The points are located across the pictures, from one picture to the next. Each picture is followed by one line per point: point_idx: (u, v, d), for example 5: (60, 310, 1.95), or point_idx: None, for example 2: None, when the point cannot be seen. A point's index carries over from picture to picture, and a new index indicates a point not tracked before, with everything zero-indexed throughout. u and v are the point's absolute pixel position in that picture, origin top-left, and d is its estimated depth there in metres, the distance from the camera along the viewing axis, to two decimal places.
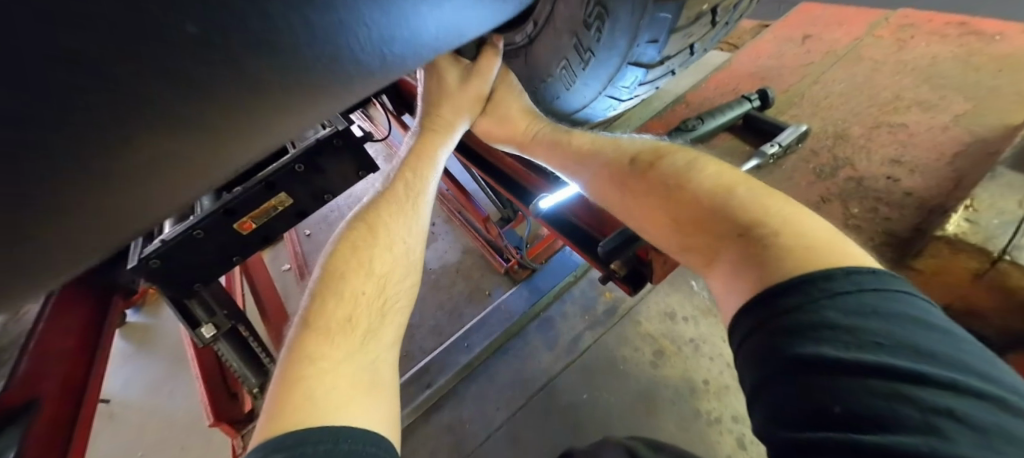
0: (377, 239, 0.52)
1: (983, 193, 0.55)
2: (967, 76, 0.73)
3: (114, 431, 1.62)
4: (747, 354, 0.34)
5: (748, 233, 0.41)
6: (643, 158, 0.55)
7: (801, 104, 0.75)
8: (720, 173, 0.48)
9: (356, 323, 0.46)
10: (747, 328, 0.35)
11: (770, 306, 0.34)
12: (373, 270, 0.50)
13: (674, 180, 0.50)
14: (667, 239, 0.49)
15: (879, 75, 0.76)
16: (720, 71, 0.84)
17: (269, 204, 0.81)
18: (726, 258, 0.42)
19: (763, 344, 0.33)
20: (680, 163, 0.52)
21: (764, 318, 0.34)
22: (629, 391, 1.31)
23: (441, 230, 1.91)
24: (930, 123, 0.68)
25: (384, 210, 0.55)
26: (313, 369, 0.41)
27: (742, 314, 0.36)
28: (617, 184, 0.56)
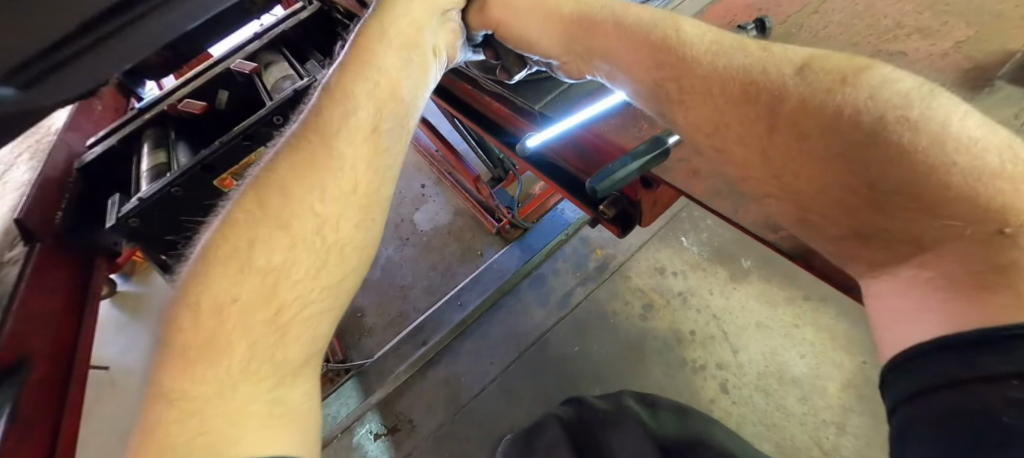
0: (265, 211, 0.42)
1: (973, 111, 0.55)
2: (971, 2, 0.68)
3: (118, 396, 1.65)
4: (938, 411, 0.26)
5: (1017, 231, 0.30)
6: (834, 75, 0.40)
7: (799, 35, 0.71)
8: (973, 130, 0.35)
9: (231, 347, 0.37)
10: (942, 377, 0.27)
11: (1012, 358, 0.24)
12: (254, 265, 0.40)
13: (894, 112, 0.36)
14: (798, 195, 0.41)
15: (881, 2, 0.71)
16: (716, 4, 0.80)
17: (250, 158, 0.80)
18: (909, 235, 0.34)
19: (939, 398, 0.26)
20: (862, 85, 0.39)
21: (951, 369, 0.27)
22: (618, 343, 1.35)
23: (432, 191, 1.87)
24: (929, 51, 0.63)
25: (285, 163, 0.44)
26: (174, 412, 0.34)
27: (942, 364, 0.27)
28: (736, 117, 0.44)
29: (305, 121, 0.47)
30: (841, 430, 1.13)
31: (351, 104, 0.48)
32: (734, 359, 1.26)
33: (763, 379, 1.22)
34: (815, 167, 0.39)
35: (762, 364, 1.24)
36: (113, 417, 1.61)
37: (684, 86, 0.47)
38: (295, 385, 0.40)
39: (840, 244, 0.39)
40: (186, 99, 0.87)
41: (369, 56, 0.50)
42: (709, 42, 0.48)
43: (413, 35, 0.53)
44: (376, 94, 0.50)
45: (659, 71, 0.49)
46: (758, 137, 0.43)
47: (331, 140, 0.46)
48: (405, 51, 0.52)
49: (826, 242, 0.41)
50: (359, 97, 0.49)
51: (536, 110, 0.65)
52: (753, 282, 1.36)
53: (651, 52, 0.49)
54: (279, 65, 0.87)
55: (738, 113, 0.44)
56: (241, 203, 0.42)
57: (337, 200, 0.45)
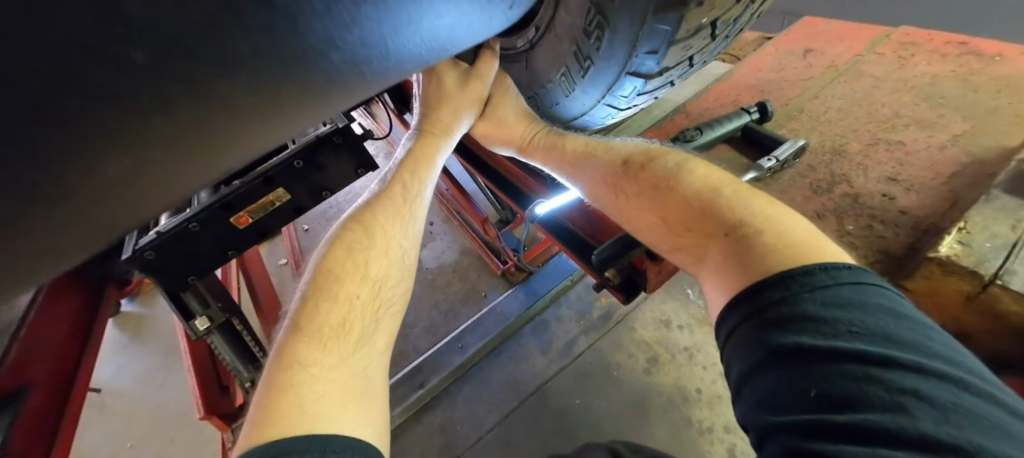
0: (374, 242, 0.51)
1: (977, 216, 0.55)
2: (966, 97, 0.71)
3: (105, 421, 1.62)
4: (748, 341, 0.37)
5: (737, 233, 0.45)
6: (635, 160, 0.58)
7: (800, 117, 0.74)
8: (712, 179, 0.52)
9: (350, 327, 0.45)
10: (733, 320, 0.39)
11: (754, 299, 0.38)
12: (369, 274, 0.49)
13: (662, 182, 0.54)
14: (658, 235, 0.53)
15: (878, 91, 0.75)
16: (721, 82, 0.84)
17: (266, 199, 0.82)
18: (714, 254, 0.46)
19: (750, 334, 0.37)
20: (670, 166, 0.55)
21: (749, 311, 0.38)
22: (621, 399, 1.31)
23: (439, 230, 1.90)
24: (928, 142, 0.66)
25: (381, 209, 0.55)
26: (302, 378, 0.40)
27: (731, 308, 0.40)
28: (603, 186, 0.60)
29: (392, 185, 0.58)
30: None
31: (424, 180, 0.60)
32: None
33: None
34: (644, 219, 0.55)
35: None
36: (96, 446, 1.56)
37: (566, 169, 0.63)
38: (378, 368, 0.46)
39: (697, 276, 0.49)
40: None
41: (424, 154, 0.61)
42: (583, 142, 0.64)
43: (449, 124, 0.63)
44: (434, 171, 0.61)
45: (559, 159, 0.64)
46: (615, 202, 0.58)
47: (410, 198, 0.57)
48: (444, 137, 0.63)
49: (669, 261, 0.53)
50: None
51: (543, 173, 0.70)
52: None
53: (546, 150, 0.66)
54: None
55: (595, 184, 0.60)
56: (350, 233, 0.51)
57: (415, 241, 0.55)
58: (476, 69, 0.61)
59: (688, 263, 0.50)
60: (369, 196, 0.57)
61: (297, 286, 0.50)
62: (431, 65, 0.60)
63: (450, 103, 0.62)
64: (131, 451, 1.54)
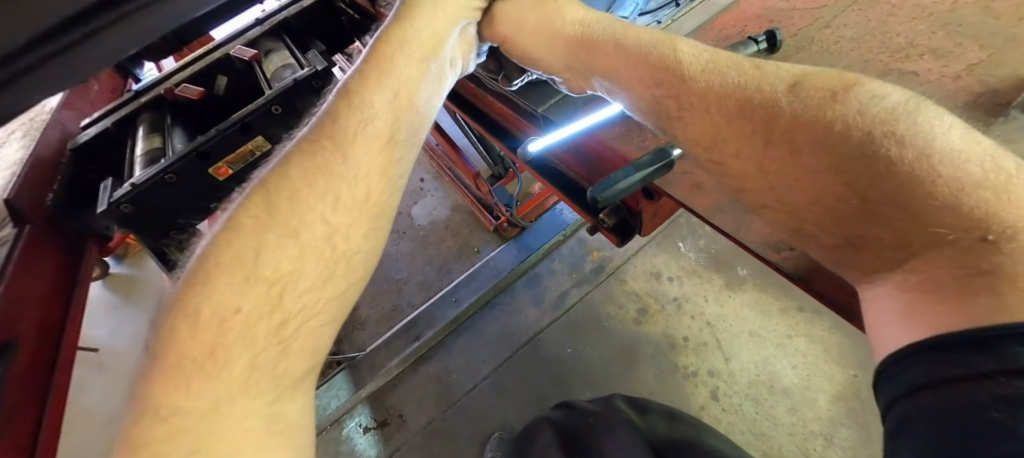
0: (277, 220, 0.41)
1: None
2: (984, 24, 0.68)
3: (106, 378, 1.64)
4: (950, 408, 0.26)
5: (1000, 238, 0.31)
6: (822, 89, 0.41)
7: (809, 49, 0.71)
8: (957, 139, 0.35)
9: (228, 358, 0.36)
10: (929, 375, 0.28)
11: (1000, 355, 0.25)
12: (261, 273, 0.39)
13: (880, 127, 0.37)
14: (813, 206, 0.40)
15: (894, 19, 0.71)
16: (727, 12, 0.79)
17: (246, 147, 0.79)
18: (935, 260, 0.33)
19: (965, 404, 0.25)
20: (891, 103, 0.38)
21: (965, 373, 0.26)
22: (610, 347, 1.34)
23: (431, 184, 1.86)
24: (941, 72, 0.63)
25: (299, 168, 0.43)
26: (165, 430, 0.33)
27: (929, 363, 0.28)
28: (730, 126, 0.44)
29: (319, 125, 0.46)
30: (829, 442, 1.14)
31: (369, 112, 0.47)
32: (726, 367, 1.27)
33: (754, 388, 1.23)
34: (810, 186, 0.40)
35: (754, 373, 1.24)
36: (99, 401, 1.59)
37: (683, 103, 0.47)
38: (293, 398, 0.40)
39: (864, 287, 0.38)
40: (184, 84, 0.85)
41: (385, 62, 0.49)
42: (705, 60, 0.48)
43: (433, 44, 0.52)
44: (392, 103, 0.49)
45: (649, 85, 0.49)
46: (755, 150, 0.43)
47: (344, 145, 0.45)
48: (426, 62, 0.51)
49: (824, 252, 0.41)
50: (346, 93, 0.47)
51: (539, 112, 0.65)
52: (748, 290, 1.37)
53: (648, 70, 0.50)
54: (279, 52, 0.86)
55: (733, 132, 0.44)
56: (248, 207, 0.41)
57: (350, 210, 0.45)
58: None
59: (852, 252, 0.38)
60: (290, 148, 0.45)
61: (187, 261, 0.42)
62: None
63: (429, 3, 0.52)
64: (135, 406, 1.57)
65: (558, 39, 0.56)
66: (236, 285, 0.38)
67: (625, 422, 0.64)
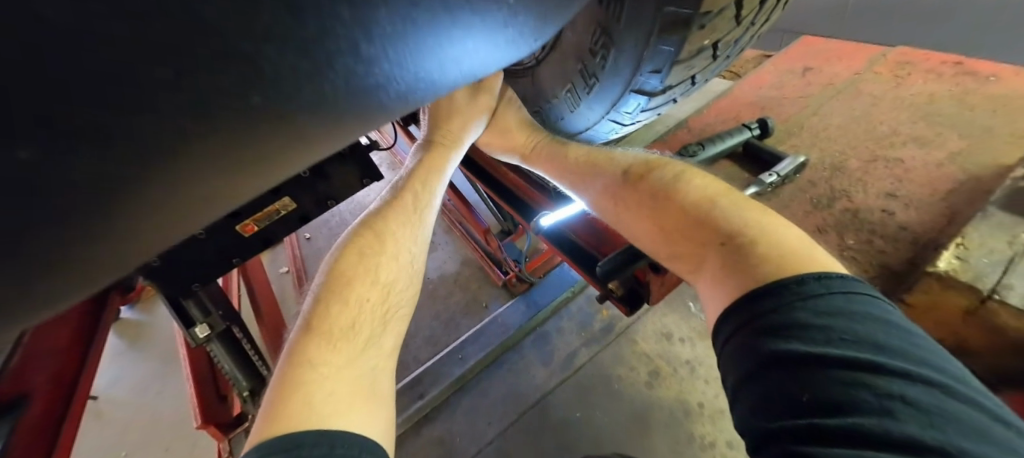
0: (386, 248, 0.54)
1: (973, 233, 0.56)
2: (961, 115, 0.73)
3: (100, 429, 1.60)
4: (743, 341, 0.42)
5: (731, 242, 0.49)
6: (635, 170, 0.60)
7: (800, 133, 0.75)
8: (703, 187, 0.56)
9: (362, 326, 0.48)
10: (734, 324, 0.43)
11: (758, 308, 0.42)
12: (380, 279, 0.52)
13: (664, 190, 0.57)
14: (657, 244, 0.56)
15: (876, 109, 0.76)
16: (722, 98, 0.86)
17: (273, 207, 0.82)
18: (712, 263, 0.50)
19: (751, 341, 0.41)
20: (668, 176, 0.58)
21: (750, 320, 0.42)
22: (624, 412, 1.30)
23: (441, 241, 1.90)
24: (925, 160, 0.67)
25: (397, 218, 0.57)
26: (315, 374, 0.43)
27: (730, 315, 0.44)
28: (605, 198, 0.61)
29: (401, 192, 0.59)
30: None
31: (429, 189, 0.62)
32: None
33: None
34: (646, 225, 0.57)
35: None
36: (92, 453, 1.54)
37: (575, 185, 0.64)
38: (387, 363, 0.49)
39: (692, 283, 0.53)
40: None
41: (437, 163, 0.62)
42: (586, 152, 0.64)
43: (457, 134, 0.64)
44: (444, 178, 0.63)
45: (561, 175, 0.65)
46: (613, 211, 0.61)
47: (420, 209, 0.59)
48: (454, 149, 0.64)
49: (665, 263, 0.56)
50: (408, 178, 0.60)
51: (552, 187, 0.72)
52: None
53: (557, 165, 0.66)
54: None
55: (606, 197, 0.61)
56: (361, 240, 0.54)
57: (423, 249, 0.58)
58: (482, 84, 0.62)
59: (687, 270, 0.54)
60: (380, 204, 0.58)
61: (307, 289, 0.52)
62: None
63: (461, 115, 0.64)
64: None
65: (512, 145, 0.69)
66: None
67: None
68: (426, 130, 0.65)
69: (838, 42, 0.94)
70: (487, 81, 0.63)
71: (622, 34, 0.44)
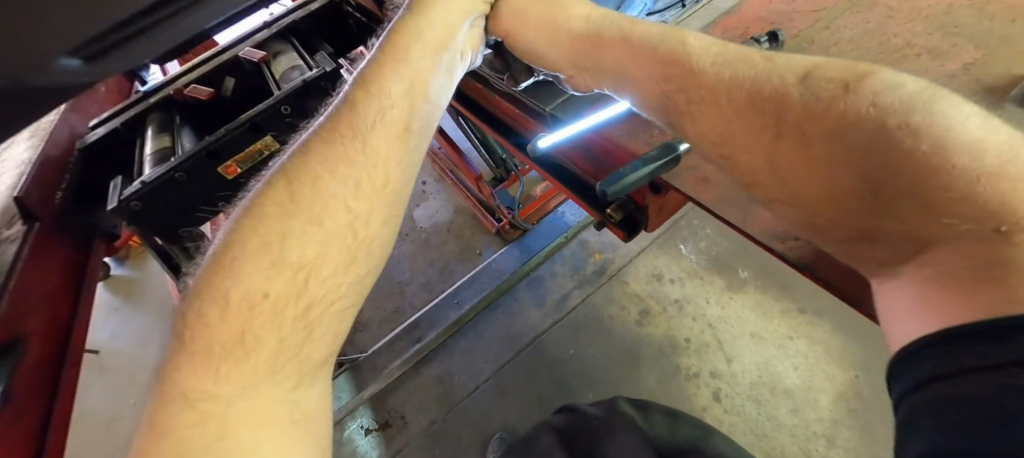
0: (301, 207, 0.42)
1: None
2: (979, 26, 0.69)
3: (107, 380, 1.64)
4: (948, 396, 0.24)
5: (1014, 230, 0.28)
6: (835, 79, 0.39)
7: (810, 50, 0.72)
8: (977, 130, 0.33)
9: (257, 344, 0.38)
10: (939, 366, 0.26)
11: (1009, 347, 0.23)
12: (286, 260, 0.40)
13: (895, 118, 0.35)
14: (839, 210, 0.37)
15: (891, 22, 0.73)
16: (729, 16, 0.81)
17: (255, 146, 0.81)
18: (947, 257, 0.31)
19: (968, 398, 0.23)
20: (911, 92, 0.36)
21: (974, 364, 0.24)
22: (615, 349, 1.35)
23: (433, 188, 1.88)
24: (937, 72, 0.64)
25: (318, 157, 0.45)
26: (193, 412, 0.35)
27: (931, 349, 0.27)
28: (739, 121, 0.43)
29: (338, 113, 0.47)
30: (831, 443, 1.14)
31: (387, 101, 0.49)
32: (727, 368, 1.27)
33: (756, 389, 1.23)
34: (815, 172, 0.38)
35: (756, 375, 1.25)
36: (102, 402, 1.59)
37: (692, 98, 0.46)
38: (316, 381, 0.42)
39: (879, 277, 0.36)
40: (194, 84, 0.87)
41: (401, 56, 0.51)
42: (714, 54, 0.47)
43: (445, 36, 0.54)
44: (409, 97, 0.50)
45: (643, 75, 0.51)
46: (764, 144, 0.42)
47: (362, 133, 0.47)
48: (440, 51, 0.53)
49: (838, 247, 0.39)
50: (363, 82, 0.49)
51: (547, 110, 0.67)
52: (750, 292, 1.37)
53: (660, 65, 0.49)
54: (288, 55, 0.87)
55: (743, 127, 0.43)
56: (271, 194, 0.42)
57: (369, 197, 0.46)
58: None
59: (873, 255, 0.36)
60: (306, 138, 0.46)
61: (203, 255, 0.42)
62: None
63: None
64: (135, 407, 1.57)
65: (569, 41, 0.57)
66: (214, 275, 0.39)
67: (626, 428, 0.64)
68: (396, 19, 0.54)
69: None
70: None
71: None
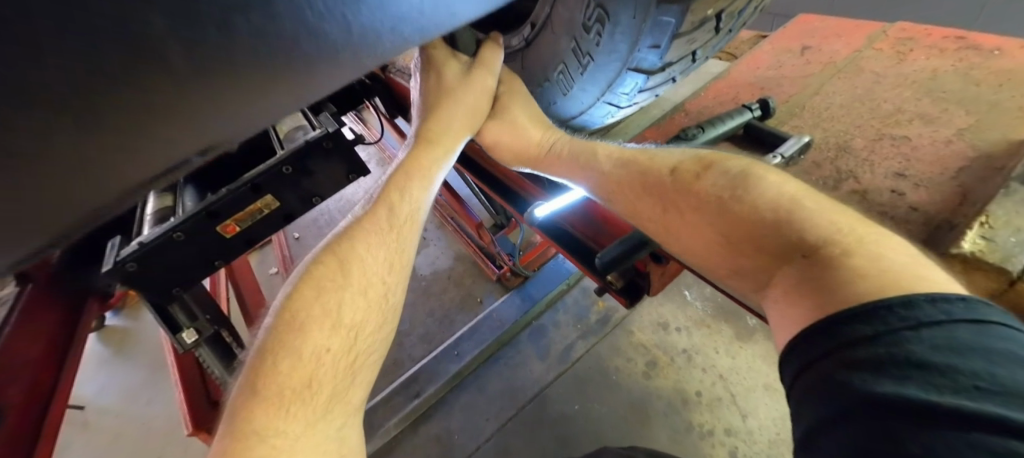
0: (350, 280, 0.47)
1: (997, 209, 0.54)
2: (966, 90, 0.72)
3: (88, 439, 1.56)
4: (809, 380, 0.32)
5: (811, 253, 0.40)
6: (686, 167, 0.52)
7: (802, 114, 0.74)
8: (782, 188, 0.46)
9: (320, 387, 0.42)
10: (800, 357, 0.33)
11: (839, 334, 0.32)
12: (342, 321, 0.45)
13: (724, 191, 0.48)
14: (717, 259, 0.48)
15: (879, 87, 0.75)
16: (720, 80, 0.84)
17: (255, 205, 0.79)
18: (785, 281, 0.41)
19: (826, 377, 0.31)
20: (735, 172, 0.49)
21: (825, 350, 0.32)
22: (622, 404, 1.29)
23: (433, 236, 1.88)
24: (932, 137, 0.66)
25: (363, 239, 0.50)
26: (265, 448, 0.37)
27: (794, 346, 0.34)
28: (640, 200, 0.55)
29: (376, 208, 0.53)
30: None
31: (415, 202, 0.55)
32: (743, 425, 1.21)
33: (774, 449, 1.16)
34: (693, 233, 0.50)
35: (773, 431, 1.19)
36: None
37: (607, 187, 0.58)
38: (353, 425, 0.45)
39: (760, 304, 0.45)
40: None
41: (422, 169, 0.57)
42: (615, 155, 0.59)
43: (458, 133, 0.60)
44: (426, 191, 0.57)
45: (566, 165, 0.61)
46: (657, 215, 0.53)
47: (397, 224, 0.53)
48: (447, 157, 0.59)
49: (726, 281, 0.49)
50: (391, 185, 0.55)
51: (542, 176, 0.69)
52: (759, 342, 1.33)
53: (575, 165, 0.60)
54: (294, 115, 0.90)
55: (644, 203, 0.54)
56: (325, 267, 0.47)
57: (398, 273, 0.51)
58: (480, 62, 0.58)
59: (750, 289, 0.46)
60: (352, 221, 0.52)
61: (258, 331, 0.46)
62: (430, 57, 0.58)
63: (451, 99, 0.58)
64: None
65: (522, 147, 0.63)
66: (281, 334, 0.42)
67: None
68: (416, 120, 0.60)
69: (837, 21, 0.94)
70: (486, 60, 0.59)
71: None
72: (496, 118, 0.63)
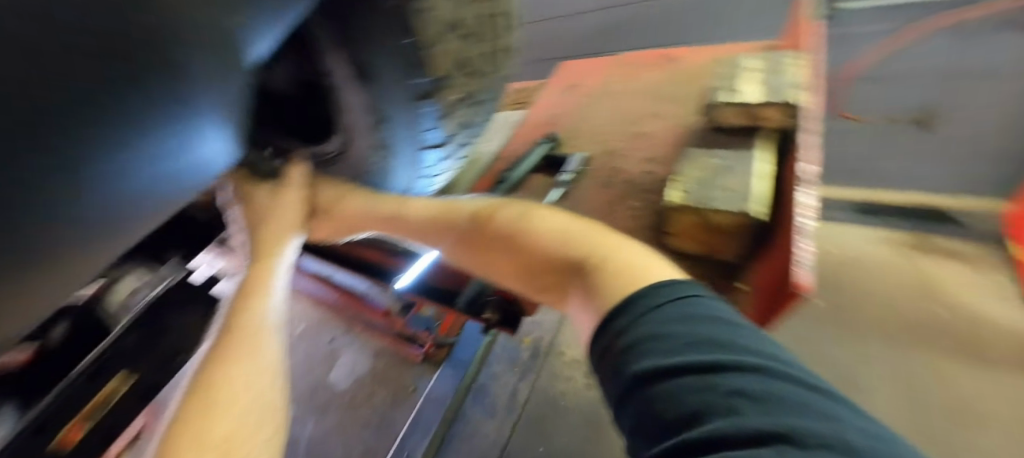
0: (216, 402, 0.53)
1: (686, 169, 0.78)
2: (674, 90, 1.05)
3: None
4: (606, 366, 0.41)
5: (584, 265, 0.52)
6: (481, 214, 0.63)
7: (581, 135, 1.00)
8: (554, 221, 0.58)
9: None
10: (598, 351, 0.43)
11: (613, 326, 0.42)
12: (214, 439, 0.51)
13: (513, 229, 0.60)
14: (532, 282, 0.60)
15: (624, 102, 1.06)
16: (521, 127, 1.07)
17: (107, 390, 0.69)
18: (576, 290, 0.52)
19: (615, 364, 0.39)
20: (517, 216, 0.60)
21: (612, 342, 0.41)
22: (578, 426, 1.36)
23: (344, 342, 1.62)
24: (663, 125, 0.97)
25: (219, 365, 0.56)
26: None
27: (595, 342, 0.43)
28: (457, 251, 0.66)
29: (224, 334, 0.59)
30: None
31: (260, 311, 0.61)
32: None
33: None
34: (507, 266, 0.61)
35: None
36: None
37: (435, 245, 0.67)
38: None
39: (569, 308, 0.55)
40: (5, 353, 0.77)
41: (258, 289, 0.63)
42: (426, 208, 0.68)
43: (273, 253, 0.67)
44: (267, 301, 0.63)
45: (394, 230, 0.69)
46: (467, 256, 0.65)
47: (249, 341, 0.58)
48: (276, 264, 0.66)
49: (542, 295, 0.61)
50: (235, 308, 0.61)
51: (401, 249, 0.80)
52: None
53: (393, 228, 0.69)
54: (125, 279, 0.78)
55: (463, 249, 0.65)
56: (190, 403, 0.53)
57: (263, 378, 0.57)
58: (283, 178, 0.69)
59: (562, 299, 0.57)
60: (205, 357, 0.58)
61: None
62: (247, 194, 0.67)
63: (272, 216, 0.68)
64: None
65: (337, 224, 0.72)
66: None
67: None
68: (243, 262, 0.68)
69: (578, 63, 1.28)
70: (286, 175, 0.69)
71: (388, 99, 0.54)
72: (318, 217, 0.72)
